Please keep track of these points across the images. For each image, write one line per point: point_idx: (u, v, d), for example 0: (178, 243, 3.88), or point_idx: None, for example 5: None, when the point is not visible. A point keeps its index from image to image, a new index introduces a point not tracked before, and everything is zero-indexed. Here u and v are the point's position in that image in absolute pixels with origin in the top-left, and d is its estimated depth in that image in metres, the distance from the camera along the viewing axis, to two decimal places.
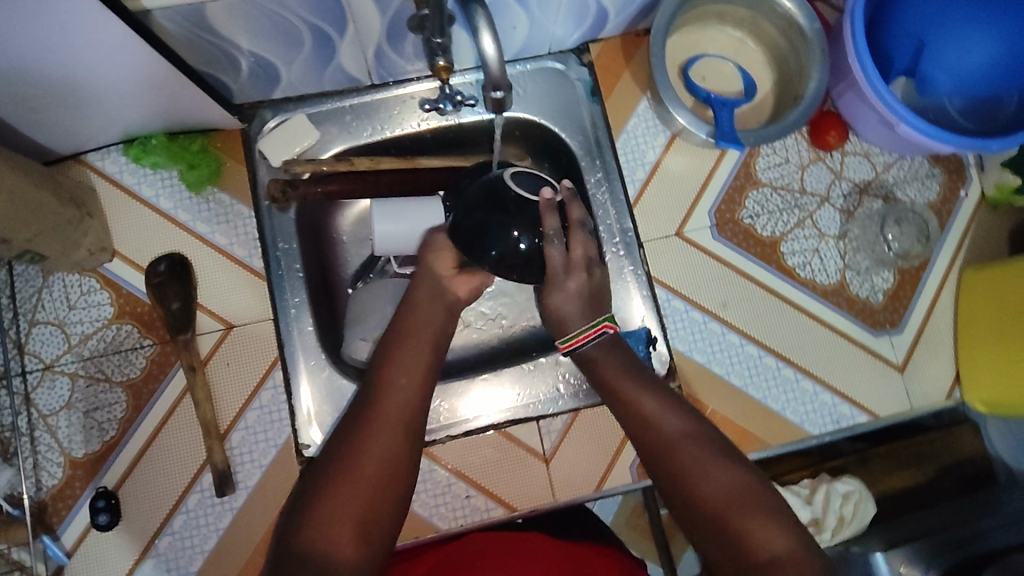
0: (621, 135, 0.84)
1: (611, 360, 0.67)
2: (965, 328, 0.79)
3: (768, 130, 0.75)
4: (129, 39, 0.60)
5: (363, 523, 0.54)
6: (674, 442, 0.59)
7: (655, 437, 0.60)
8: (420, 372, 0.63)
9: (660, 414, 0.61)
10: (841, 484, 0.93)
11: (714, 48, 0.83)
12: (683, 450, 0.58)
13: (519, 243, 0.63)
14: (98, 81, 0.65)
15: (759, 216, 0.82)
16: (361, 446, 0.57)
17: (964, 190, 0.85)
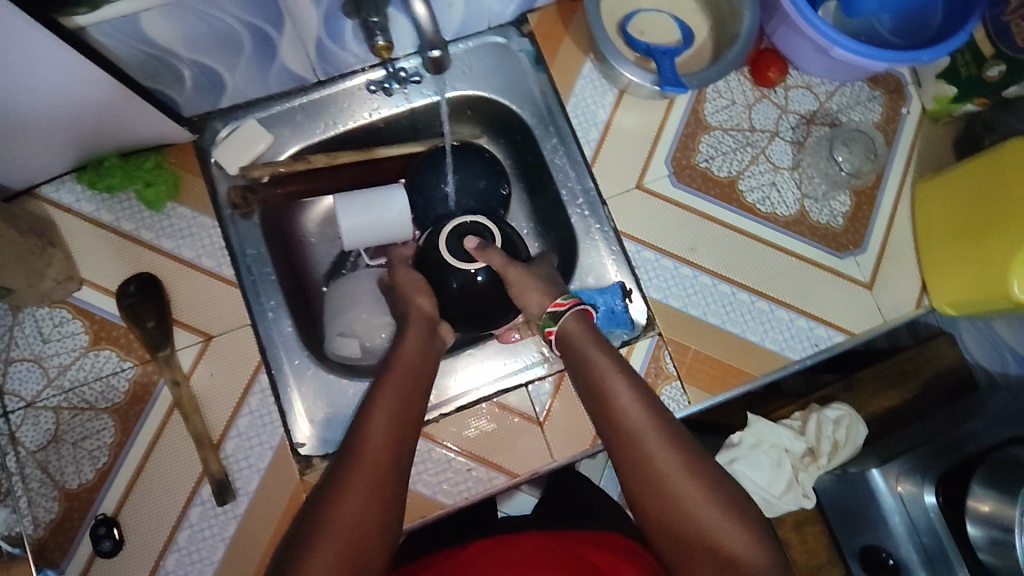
0: (570, 98, 0.85)
1: (579, 350, 0.69)
2: (925, 237, 0.81)
3: (710, 72, 0.77)
4: (69, 59, 0.59)
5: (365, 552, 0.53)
6: (647, 432, 0.61)
7: (628, 425, 0.62)
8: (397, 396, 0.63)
9: (633, 403, 0.63)
10: (830, 411, 0.96)
11: (647, 2, 0.85)
12: (658, 441, 0.61)
13: (476, 276, 0.76)
14: (42, 107, 0.64)
15: (713, 158, 0.84)
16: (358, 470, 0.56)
17: (905, 108, 0.87)
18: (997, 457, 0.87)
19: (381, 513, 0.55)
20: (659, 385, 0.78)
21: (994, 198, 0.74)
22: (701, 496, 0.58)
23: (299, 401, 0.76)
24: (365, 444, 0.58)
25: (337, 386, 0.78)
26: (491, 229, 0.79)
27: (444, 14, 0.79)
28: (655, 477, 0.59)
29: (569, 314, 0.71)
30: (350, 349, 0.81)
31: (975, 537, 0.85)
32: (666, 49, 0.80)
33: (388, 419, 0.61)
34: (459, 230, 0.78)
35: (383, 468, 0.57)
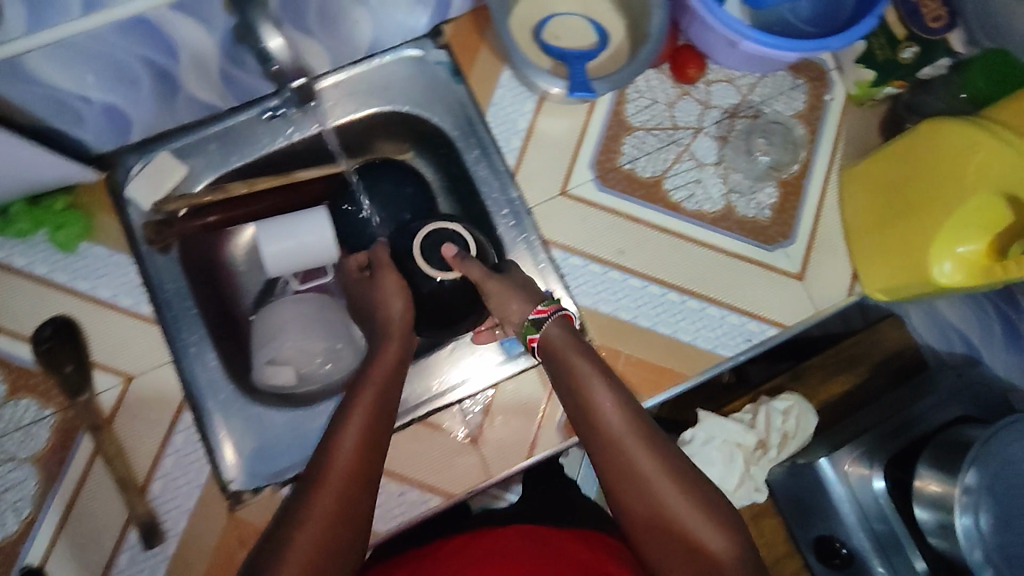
0: (489, 108, 0.84)
1: (560, 354, 0.66)
2: (852, 224, 0.81)
3: (623, 74, 0.74)
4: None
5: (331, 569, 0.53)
6: (628, 441, 0.60)
7: (608, 434, 0.61)
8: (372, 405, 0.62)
9: (613, 410, 0.62)
10: (779, 402, 0.96)
11: (563, 5, 0.83)
12: (638, 450, 0.60)
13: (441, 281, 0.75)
14: None
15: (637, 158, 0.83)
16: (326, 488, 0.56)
17: (828, 94, 0.86)
18: (942, 437, 0.88)
19: (342, 541, 0.54)
20: None
21: (917, 180, 0.71)
22: (681, 504, 0.58)
23: (227, 439, 0.74)
24: (333, 460, 0.57)
25: (265, 419, 0.76)
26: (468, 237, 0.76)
27: (352, 31, 0.77)
28: (636, 484, 0.59)
29: (550, 322, 0.68)
30: (279, 377, 0.79)
31: (923, 520, 0.85)
32: (580, 53, 0.79)
33: (360, 432, 0.59)
34: (435, 236, 0.76)
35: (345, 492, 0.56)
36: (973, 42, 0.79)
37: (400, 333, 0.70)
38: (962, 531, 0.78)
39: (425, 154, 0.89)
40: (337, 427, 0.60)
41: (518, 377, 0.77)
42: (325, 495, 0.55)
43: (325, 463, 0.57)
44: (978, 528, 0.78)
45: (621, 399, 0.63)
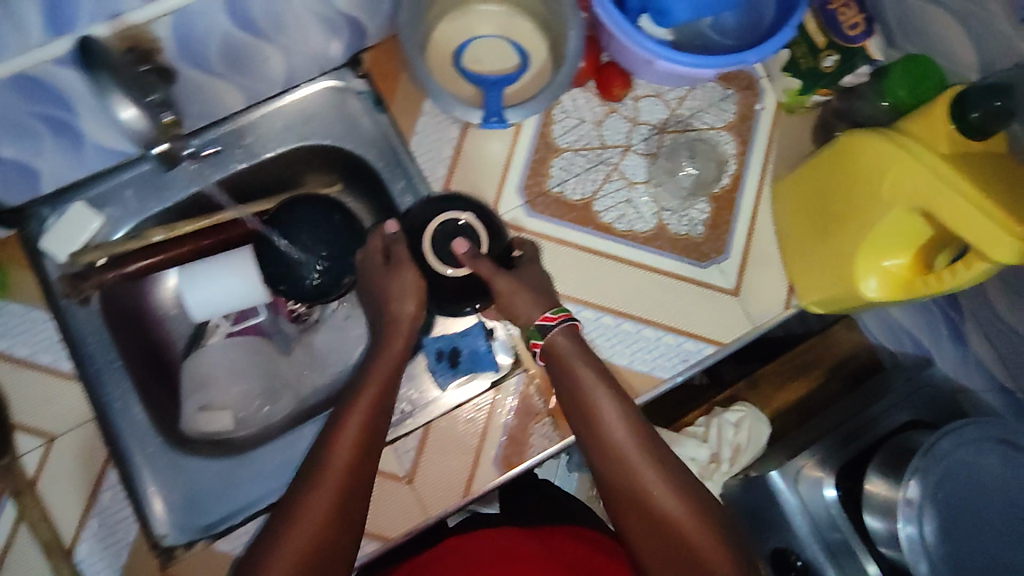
0: (413, 138, 0.82)
1: (565, 363, 0.67)
2: (786, 236, 0.80)
3: (538, 102, 0.72)
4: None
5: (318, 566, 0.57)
6: (632, 454, 0.62)
7: (612, 445, 0.63)
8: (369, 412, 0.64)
9: (616, 421, 0.64)
10: (731, 414, 0.97)
11: (486, 27, 0.80)
12: (640, 461, 0.62)
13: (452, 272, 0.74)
14: None
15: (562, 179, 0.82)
16: (320, 488, 0.59)
17: (759, 104, 0.85)
18: (891, 444, 0.86)
19: (335, 535, 0.58)
20: (529, 426, 0.76)
21: (841, 194, 0.70)
22: (682, 516, 0.60)
23: (155, 495, 0.73)
24: (324, 466, 0.60)
25: (190, 471, 0.74)
26: (481, 231, 0.75)
27: (262, 68, 0.74)
28: (636, 494, 0.61)
29: (560, 329, 0.68)
30: (212, 423, 0.80)
31: (874, 528, 0.83)
32: (496, 79, 0.76)
33: (351, 440, 0.62)
34: (448, 227, 0.75)
35: (339, 488, 0.60)
36: (893, 46, 0.77)
37: (403, 336, 0.70)
38: (907, 540, 0.76)
39: (355, 186, 0.87)
40: (336, 424, 0.63)
41: (451, 414, 0.76)
42: (320, 489, 0.59)
43: (323, 460, 0.61)
44: (922, 537, 0.76)
45: (627, 411, 0.65)
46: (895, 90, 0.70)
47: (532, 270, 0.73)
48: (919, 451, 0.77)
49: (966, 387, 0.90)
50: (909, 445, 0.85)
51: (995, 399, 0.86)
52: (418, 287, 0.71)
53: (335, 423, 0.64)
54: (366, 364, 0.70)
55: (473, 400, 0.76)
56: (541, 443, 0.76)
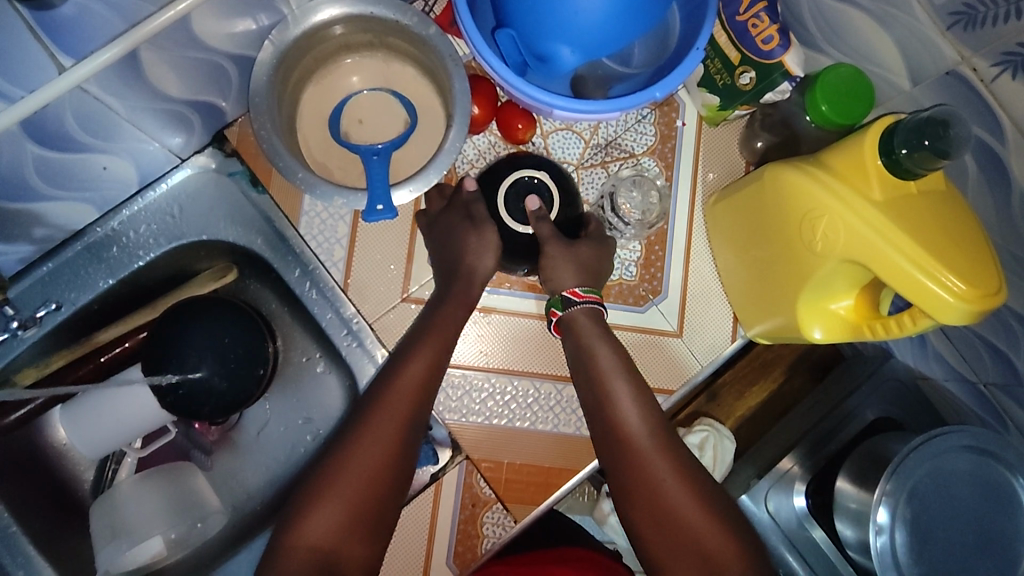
0: (302, 218, 0.74)
1: (584, 345, 0.67)
2: (718, 253, 0.75)
3: (426, 176, 0.65)
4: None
5: (380, 486, 0.61)
6: (644, 441, 0.64)
7: (625, 428, 0.64)
8: (435, 347, 0.66)
9: (631, 405, 0.65)
10: (693, 436, 0.91)
11: (362, 83, 0.72)
12: (650, 449, 0.63)
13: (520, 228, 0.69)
14: None
15: (496, 211, 0.70)
16: (389, 405, 0.63)
17: (680, 119, 0.78)
18: (862, 449, 0.81)
19: (395, 469, 0.62)
20: (479, 515, 0.70)
21: (773, 222, 0.64)
22: (686, 502, 0.61)
23: None
24: (396, 383, 0.64)
25: None
26: (554, 191, 0.70)
27: (105, 175, 0.66)
28: (642, 477, 0.62)
29: (590, 307, 0.68)
30: (135, 561, 0.71)
31: (846, 534, 0.79)
32: (378, 147, 0.68)
33: (422, 366, 0.65)
34: (519, 185, 0.70)
35: (400, 425, 0.63)
36: (813, 44, 0.69)
37: (474, 292, 0.69)
38: (878, 551, 0.70)
39: (255, 272, 0.78)
40: (400, 362, 0.65)
41: None
42: (388, 414, 0.63)
43: (396, 376, 0.64)
44: (894, 547, 0.70)
45: (641, 399, 0.66)
46: (818, 105, 0.63)
47: (589, 249, 0.69)
48: (885, 475, 0.71)
49: (929, 376, 0.87)
50: (876, 451, 0.79)
51: (959, 389, 0.82)
52: (496, 244, 0.68)
53: (402, 357, 0.66)
54: (421, 316, 0.69)
55: (414, 499, 0.70)
56: (494, 533, 0.70)
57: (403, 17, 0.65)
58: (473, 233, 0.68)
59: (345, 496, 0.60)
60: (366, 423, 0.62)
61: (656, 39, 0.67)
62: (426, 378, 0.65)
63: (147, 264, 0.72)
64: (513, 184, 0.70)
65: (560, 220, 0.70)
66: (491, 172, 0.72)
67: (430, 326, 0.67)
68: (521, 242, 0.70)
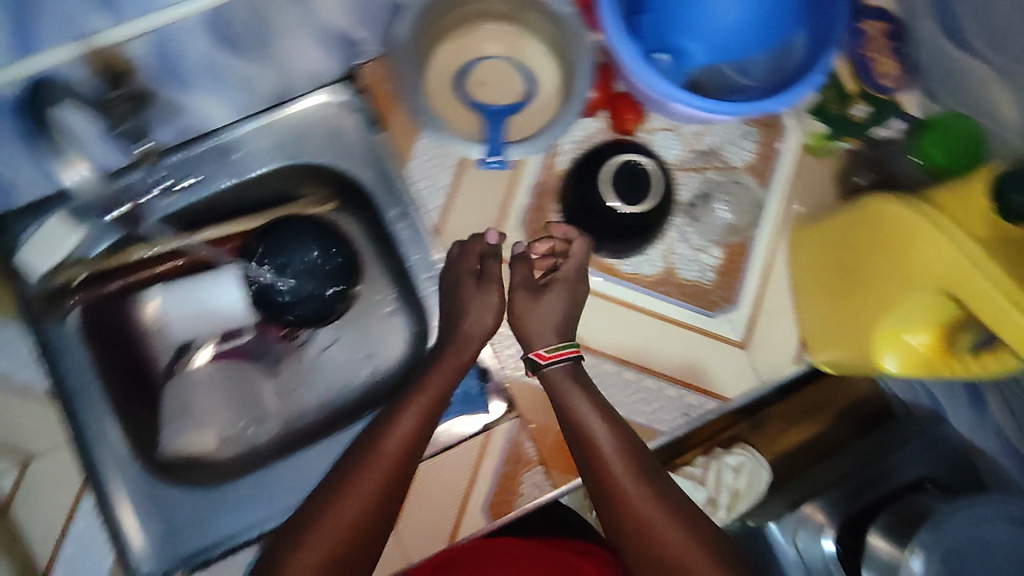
0: (412, 162, 0.78)
1: (561, 392, 0.67)
2: (802, 296, 0.76)
3: (539, 140, 0.69)
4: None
5: (357, 545, 0.61)
6: (623, 479, 0.63)
7: (608, 470, 0.63)
8: (424, 409, 0.67)
9: (606, 442, 0.64)
10: (731, 457, 0.92)
11: (489, 48, 0.77)
12: (632, 487, 0.63)
13: (615, 205, 0.73)
14: None
15: (600, 184, 0.73)
16: (374, 462, 0.63)
17: (781, 141, 0.80)
18: (902, 504, 0.80)
19: (378, 519, 0.62)
20: (519, 473, 0.72)
21: (866, 253, 0.66)
22: (676, 542, 0.61)
23: (128, 518, 0.70)
24: (384, 438, 0.64)
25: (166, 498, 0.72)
26: (655, 177, 0.73)
27: (250, 83, 0.71)
28: (630, 517, 0.62)
29: (564, 359, 0.68)
30: (193, 447, 0.77)
31: None
32: (496, 109, 0.74)
33: (409, 427, 0.65)
34: (627, 166, 0.72)
35: (386, 477, 0.63)
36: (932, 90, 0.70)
37: (467, 355, 0.70)
38: None
39: (352, 206, 0.83)
40: (393, 416, 0.66)
41: (439, 454, 0.72)
42: (373, 467, 0.63)
43: (386, 431, 0.65)
44: None
45: (619, 432, 0.65)
46: (927, 152, 0.65)
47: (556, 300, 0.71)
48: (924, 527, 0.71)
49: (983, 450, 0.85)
50: (918, 508, 0.78)
51: None
52: (498, 306, 0.71)
53: (392, 413, 0.67)
54: (411, 383, 0.69)
55: (460, 444, 0.73)
56: (531, 493, 0.72)
57: None
58: (474, 295, 0.71)
59: (321, 547, 0.59)
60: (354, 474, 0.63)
61: (778, 59, 0.69)
62: (413, 438, 0.65)
63: (230, 185, 0.77)
64: (621, 165, 0.73)
65: (654, 210, 0.73)
66: (597, 154, 0.75)
67: (421, 387, 0.68)
68: (621, 219, 0.73)
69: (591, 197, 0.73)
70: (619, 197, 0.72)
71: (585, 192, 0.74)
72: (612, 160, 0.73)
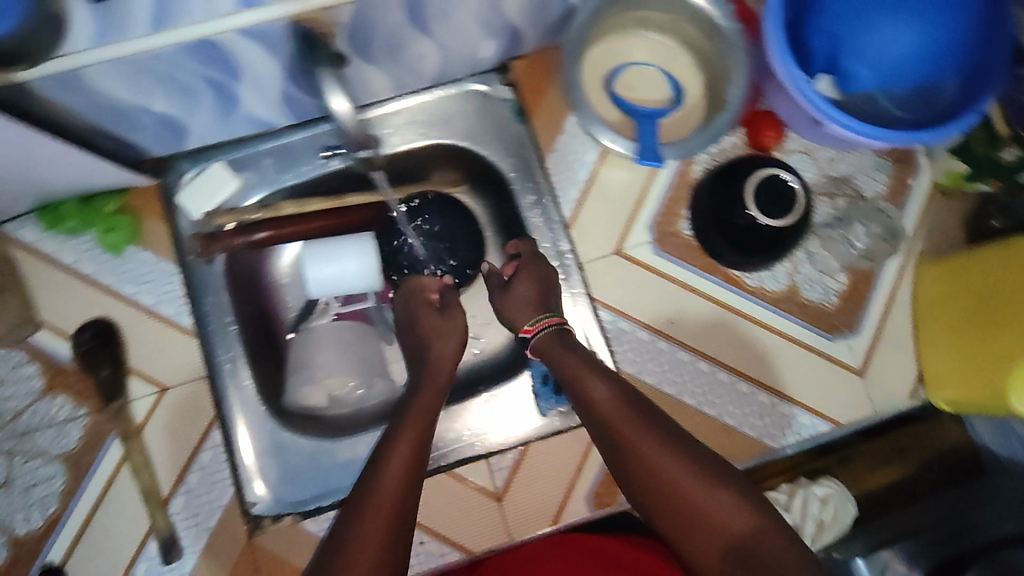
0: (551, 154, 0.81)
1: (549, 352, 0.68)
2: (925, 336, 0.77)
3: (695, 141, 0.71)
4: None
5: None
6: (614, 415, 0.61)
7: (596, 408, 0.62)
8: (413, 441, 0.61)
9: (594, 381, 0.64)
10: (818, 487, 0.87)
11: (638, 54, 0.79)
12: (623, 419, 0.60)
13: (755, 215, 0.73)
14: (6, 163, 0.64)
15: (745, 193, 0.73)
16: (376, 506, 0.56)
17: (913, 179, 0.80)
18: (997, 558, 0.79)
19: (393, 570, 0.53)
20: None
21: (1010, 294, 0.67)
22: (674, 469, 0.57)
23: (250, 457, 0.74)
24: (382, 474, 0.58)
25: (287, 444, 0.76)
26: (802, 192, 0.73)
27: (418, 63, 0.74)
28: (637, 466, 0.58)
29: (548, 327, 0.70)
30: (312, 401, 0.78)
31: None
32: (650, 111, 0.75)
33: (404, 461, 0.59)
34: (769, 181, 0.74)
35: (395, 524, 0.55)
36: None
37: (442, 376, 0.70)
38: None
39: (483, 190, 0.86)
40: (382, 457, 0.60)
41: (550, 437, 0.76)
42: (380, 514, 0.55)
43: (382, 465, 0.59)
44: None
45: (604, 374, 0.64)
46: None
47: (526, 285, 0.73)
48: None
49: None
50: None
51: None
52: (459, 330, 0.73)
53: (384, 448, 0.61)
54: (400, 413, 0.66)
55: (574, 428, 0.76)
56: None
57: (715, 7, 0.72)
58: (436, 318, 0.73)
59: None
60: (355, 528, 0.54)
61: (925, 96, 0.69)
62: (411, 467, 0.59)
63: (287, 142, 0.79)
64: (763, 180, 0.74)
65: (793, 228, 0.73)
66: (736, 169, 0.76)
67: (422, 400, 0.66)
68: (760, 229, 0.73)
69: (736, 203, 0.74)
70: (763, 207, 0.72)
71: (721, 204, 0.75)
72: (751, 175, 0.74)
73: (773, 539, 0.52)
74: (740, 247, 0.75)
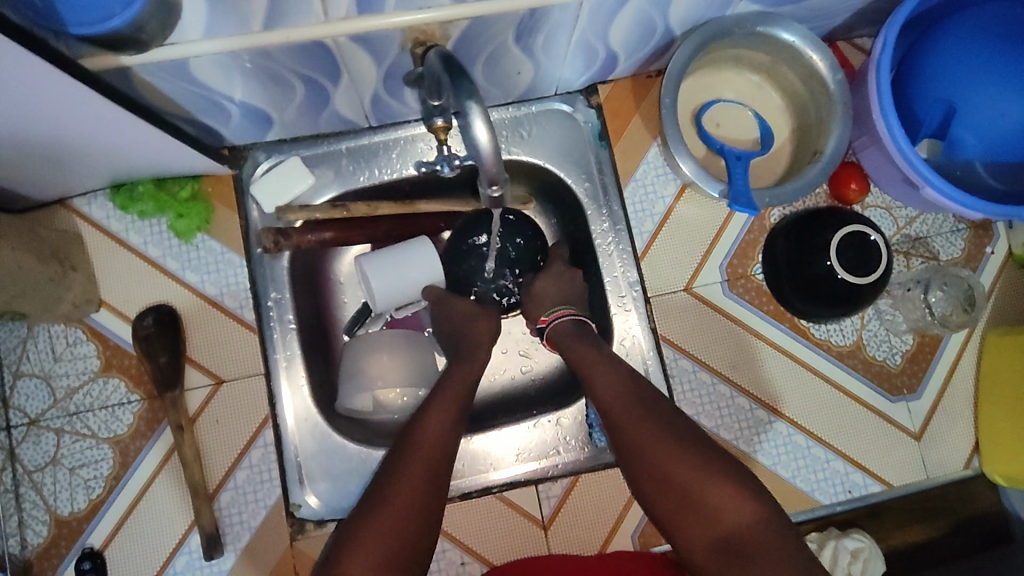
0: (629, 183, 0.79)
1: (565, 344, 0.71)
2: (985, 408, 0.77)
3: (785, 191, 0.70)
4: (66, 84, 0.51)
5: None
6: (625, 411, 0.63)
7: (609, 403, 0.65)
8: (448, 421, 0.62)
9: (608, 375, 0.66)
10: (851, 539, 0.73)
11: (730, 92, 0.78)
12: (635, 415, 0.63)
13: (833, 268, 0.71)
14: (92, 144, 0.62)
15: (829, 244, 0.72)
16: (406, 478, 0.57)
17: (990, 247, 0.80)
18: None
19: (422, 537, 0.55)
20: None
21: None
22: (682, 466, 0.59)
23: (300, 460, 0.74)
24: (418, 442, 0.59)
25: (339, 452, 0.75)
26: (884, 252, 0.72)
27: (511, 80, 0.73)
28: (641, 453, 0.61)
29: (563, 318, 0.72)
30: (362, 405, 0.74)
31: None
32: (741, 153, 0.72)
33: (437, 435, 0.60)
34: (852, 236, 0.72)
35: (423, 495, 0.57)
36: None
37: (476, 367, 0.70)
38: None
39: (554, 210, 0.85)
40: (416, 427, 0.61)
41: (600, 470, 0.76)
42: (408, 488, 0.56)
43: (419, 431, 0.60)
44: None
45: (618, 369, 0.67)
46: None
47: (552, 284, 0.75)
48: None
49: None
50: None
51: None
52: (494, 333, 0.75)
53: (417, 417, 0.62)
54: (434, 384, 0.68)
55: None
56: None
57: (822, 57, 0.70)
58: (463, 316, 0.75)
59: None
60: (383, 499, 0.56)
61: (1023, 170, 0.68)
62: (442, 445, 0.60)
63: (367, 143, 0.78)
64: (847, 233, 0.72)
65: (869, 287, 0.72)
66: (820, 220, 0.74)
67: (452, 372, 0.69)
68: (838, 284, 0.71)
69: (818, 254, 0.72)
70: (843, 263, 0.71)
71: (797, 252, 0.74)
72: (834, 227, 0.73)
73: (774, 539, 0.55)
74: (817, 298, 0.73)
